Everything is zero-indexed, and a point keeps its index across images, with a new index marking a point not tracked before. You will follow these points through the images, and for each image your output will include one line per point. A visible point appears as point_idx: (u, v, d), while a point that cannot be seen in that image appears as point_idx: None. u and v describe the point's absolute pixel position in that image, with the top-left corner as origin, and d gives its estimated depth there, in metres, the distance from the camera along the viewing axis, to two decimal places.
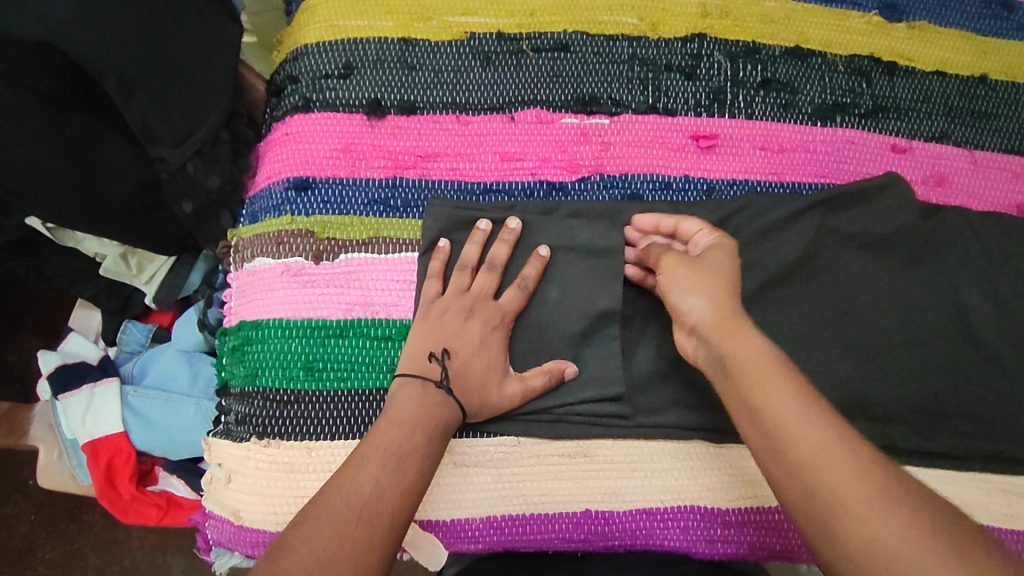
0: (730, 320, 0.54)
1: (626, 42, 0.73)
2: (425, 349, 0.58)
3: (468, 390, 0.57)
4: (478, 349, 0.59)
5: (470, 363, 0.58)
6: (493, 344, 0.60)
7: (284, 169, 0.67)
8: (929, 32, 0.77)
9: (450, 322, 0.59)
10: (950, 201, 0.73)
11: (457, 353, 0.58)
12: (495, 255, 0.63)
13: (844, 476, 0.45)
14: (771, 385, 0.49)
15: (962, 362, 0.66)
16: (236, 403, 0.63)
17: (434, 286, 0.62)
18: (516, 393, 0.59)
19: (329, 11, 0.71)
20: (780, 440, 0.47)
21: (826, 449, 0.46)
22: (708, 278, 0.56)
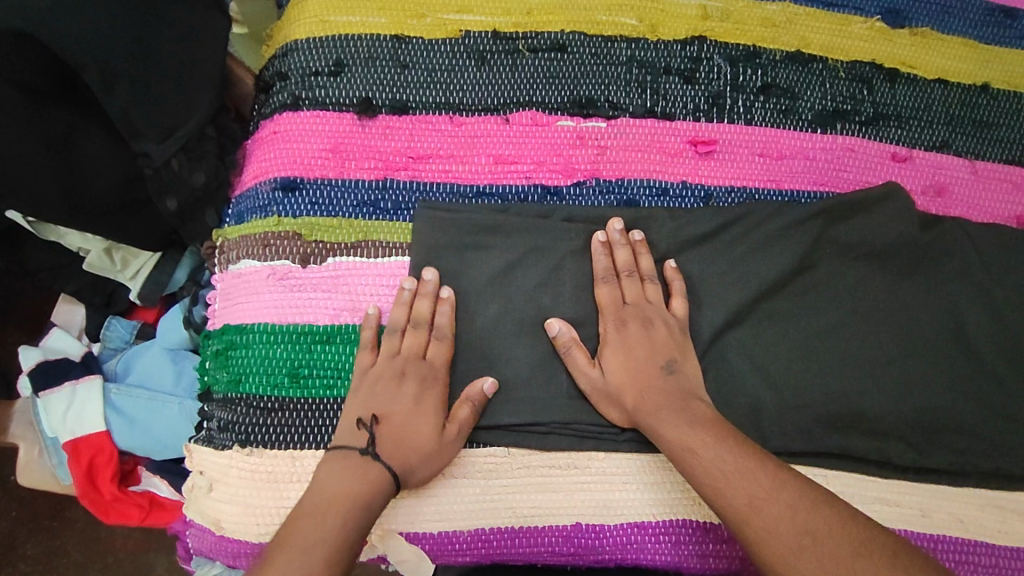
0: (640, 379, 0.59)
1: (624, 44, 0.71)
2: (353, 415, 0.57)
3: (400, 447, 0.56)
4: (410, 416, 0.57)
5: (400, 427, 0.57)
6: (427, 403, 0.58)
7: (271, 168, 0.66)
8: (931, 39, 0.76)
9: (375, 389, 0.58)
10: (949, 212, 0.72)
11: (385, 420, 0.57)
12: (420, 313, 0.60)
13: (743, 484, 0.52)
14: (669, 419, 0.57)
15: (958, 375, 0.65)
16: (219, 409, 0.62)
17: (366, 358, 0.59)
18: (455, 435, 0.58)
19: (320, 4, 0.69)
20: (684, 461, 0.55)
21: (724, 463, 0.54)
22: (619, 339, 0.60)
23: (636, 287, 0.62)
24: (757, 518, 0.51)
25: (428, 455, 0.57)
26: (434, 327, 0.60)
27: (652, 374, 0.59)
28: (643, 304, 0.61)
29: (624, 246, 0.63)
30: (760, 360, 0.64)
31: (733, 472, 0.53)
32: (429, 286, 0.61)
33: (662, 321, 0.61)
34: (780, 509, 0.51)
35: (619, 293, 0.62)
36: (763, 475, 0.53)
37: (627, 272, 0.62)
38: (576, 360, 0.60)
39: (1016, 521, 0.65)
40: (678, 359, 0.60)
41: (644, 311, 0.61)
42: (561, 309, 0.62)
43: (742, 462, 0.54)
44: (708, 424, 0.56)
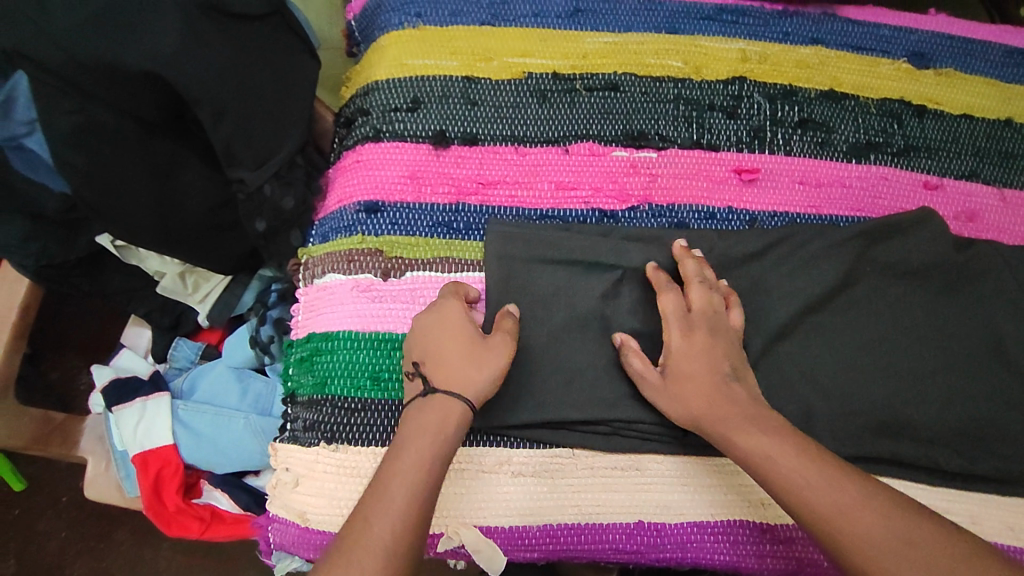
0: (709, 391, 0.60)
1: (671, 83, 0.79)
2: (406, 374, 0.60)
3: (449, 375, 0.57)
4: (440, 336, 0.59)
5: (440, 356, 0.58)
6: (454, 319, 0.61)
7: (355, 193, 0.72)
8: (954, 78, 0.82)
9: (424, 329, 0.61)
10: (980, 236, 0.76)
11: (427, 358, 0.59)
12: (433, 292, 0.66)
13: (828, 494, 0.52)
14: (743, 428, 0.58)
15: (998, 386, 0.68)
16: (304, 411, 0.67)
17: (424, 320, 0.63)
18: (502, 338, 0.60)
19: (400, 50, 0.77)
20: (759, 468, 0.56)
21: (800, 472, 0.54)
22: (683, 344, 0.63)
23: (702, 294, 0.64)
24: (842, 525, 0.51)
25: (477, 357, 0.58)
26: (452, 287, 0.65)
27: (716, 382, 0.60)
28: (710, 312, 0.64)
29: (689, 257, 0.67)
30: (808, 368, 0.68)
31: (813, 481, 0.53)
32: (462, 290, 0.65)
33: (724, 330, 0.64)
34: (864, 519, 0.51)
35: (684, 301, 0.65)
36: (840, 485, 0.53)
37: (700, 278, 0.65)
38: (635, 367, 0.63)
39: None
40: (740, 368, 0.62)
41: (708, 318, 0.64)
42: (620, 320, 0.67)
43: (813, 468, 0.54)
44: (782, 432, 0.57)
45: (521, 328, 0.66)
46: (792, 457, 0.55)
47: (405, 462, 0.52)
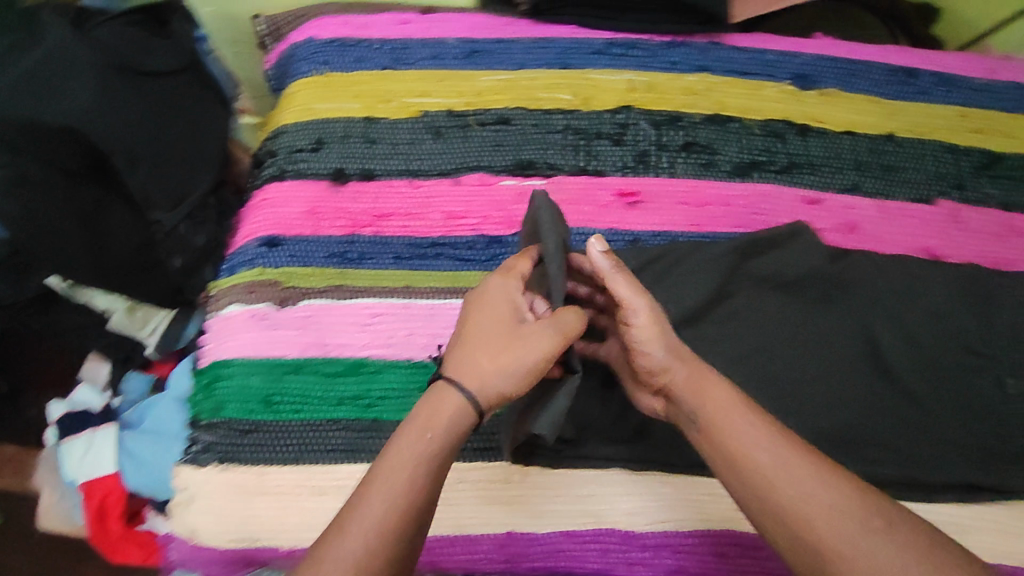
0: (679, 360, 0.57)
1: (561, 115, 0.83)
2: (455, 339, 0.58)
3: (476, 368, 0.54)
4: (519, 305, 0.58)
5: (474, 337, 0.56)
6: (506, 297, 0.59)
7: (258, 229, 0.77)
8: (838, 97, 0.85)
9: (477, 299, 0.59)
10: (862, 247, 0.79)
11: (462, 341, 0.57)
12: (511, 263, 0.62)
13: (816, 507, 0.47)
14: (731, 422, 0.53)
15: (871, 392, 0.71)
16: (203, 433, 0.70)
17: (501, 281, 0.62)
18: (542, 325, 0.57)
19: (307, 95, 0.82)
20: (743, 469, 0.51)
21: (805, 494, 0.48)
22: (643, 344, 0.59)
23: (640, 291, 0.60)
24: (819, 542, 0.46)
25: (524, 351, 0.55)
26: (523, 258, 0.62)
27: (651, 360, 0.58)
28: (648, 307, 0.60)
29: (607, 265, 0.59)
30: None
31: (805, 494, 0.48)
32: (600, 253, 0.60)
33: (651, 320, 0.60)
34: (844, 541, 0.46)
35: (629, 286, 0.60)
36: (840, 508, 0.47)
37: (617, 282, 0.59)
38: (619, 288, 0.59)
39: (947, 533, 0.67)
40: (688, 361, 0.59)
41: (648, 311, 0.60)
42: None
43: (817, 484, 0.48)
44: (790, 444, 0.51)
45: (407, 350, 0.73)
46: (807, 482, 0.48)
47: (394, 460, 0.49)
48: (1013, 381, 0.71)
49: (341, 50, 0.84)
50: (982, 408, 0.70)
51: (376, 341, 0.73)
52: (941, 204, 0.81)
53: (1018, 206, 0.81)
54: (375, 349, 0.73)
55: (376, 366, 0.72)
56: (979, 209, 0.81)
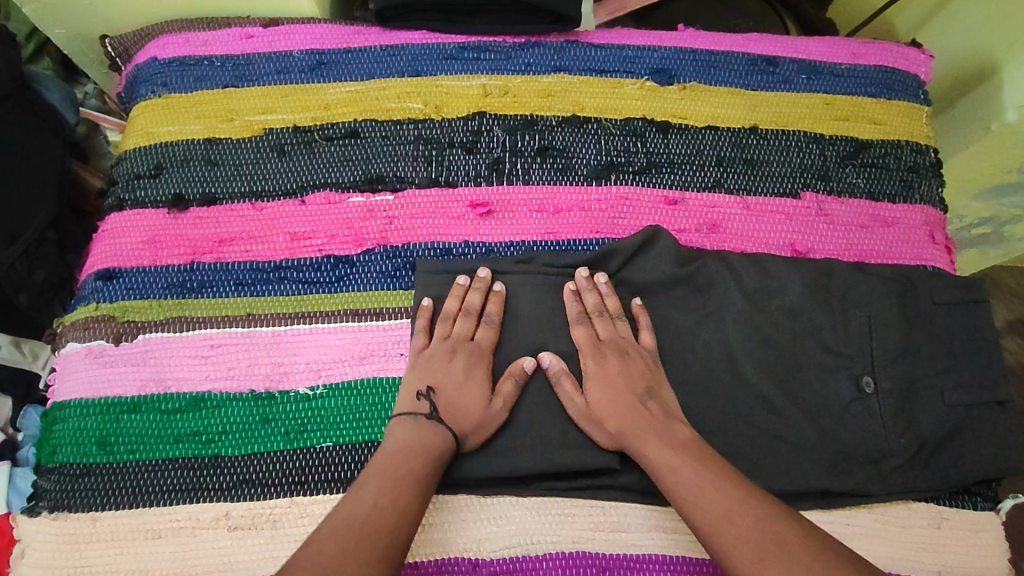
0: (622, 406, 0.67)
1: (411, 125, 0.80)
2: (412, 391, 0.67)
3: (456, 416, 0.66)
4: (462, 384, 0.67)
5: (451, 397, 0.67)
6: (477, 375, 0.68)
7: (96, 262, 0.75)
8: (699, 91, 0.83)
9: (436, 362, 0.68)
10: (722, 246, 0.76)
11: (440, 391, 0.67)
12: (471, 303, 0.71)
13: (712, 498, 0.60)
14: (646, 439, 0.65)
15: (725, 399, 0.70)
16: (40, 479, 0.68)
17: (421, 338, 0.70)
18: (502, 407, 0.67)
19: (146, 119, 0.81)
20: (664, 478, 0.63)
21: (701, 490, 0.60)
22: (598, 372, 0.69)
23: (610, 325, 0.71)
24: (727, 529, 0.58)
25: (483, 420, 0.66)
26: (482, 316, 0.71)
27: (632, 402, 0.67)
28: (617, 339, 0.70)
29: (592, 292, 0.72)
30: (531, 400, 0.69)
31: (706, 487, 0.61)
32: (481, 279, 0.72)
33: (637, 352, 0.70)
34: (749, 522, 0.58)
35: (594, 332, 0.71)
36: (738, 509, 0.59)
37: (598, 313, 0.72)
38: (564, 387, 0.68)
39: None
40: (653, 387, 0.68)
41: (619, 347, 0.70)
42: None
43: (702, 472, 0.62)
44: (685, 445, 0.64)
45: (249, 380, 0.70)
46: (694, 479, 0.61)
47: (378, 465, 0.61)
48: (871, 381, 0.69)
49: (181, 71, 0.82)
50: (839, 409, 0.69)
51: (216, 373, 0.70)
52: (807, 197, 0.79)
53: (883, 195, 0.79)
54: (215, 382, 0.70)
55: (216, 400, 0.69)
56: (844, 199, 0.79)
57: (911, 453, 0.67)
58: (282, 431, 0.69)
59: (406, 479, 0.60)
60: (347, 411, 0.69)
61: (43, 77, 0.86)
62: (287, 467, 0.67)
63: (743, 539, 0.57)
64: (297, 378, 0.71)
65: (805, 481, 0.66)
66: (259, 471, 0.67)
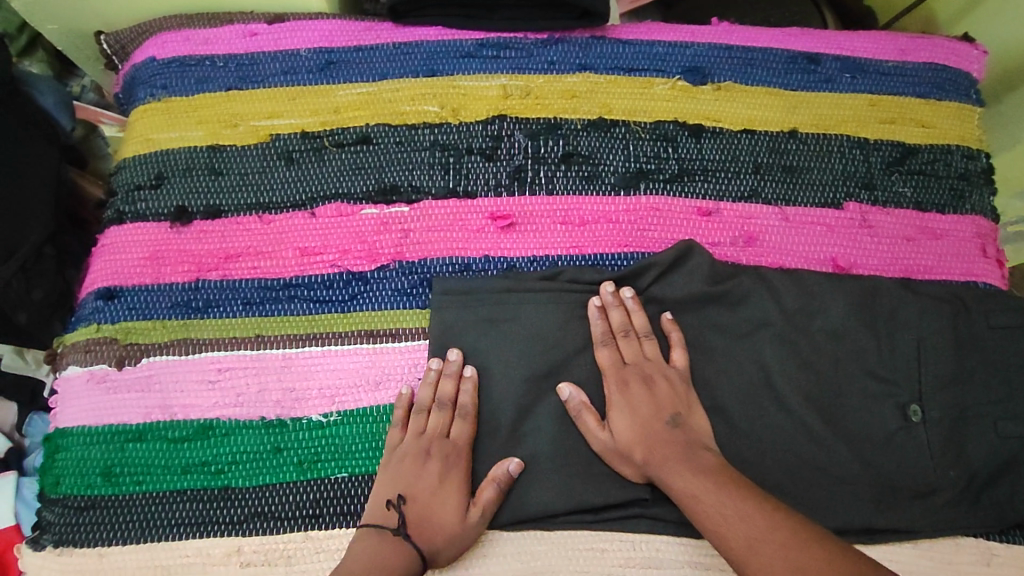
0: (648, 435, 0.63)
1: (426, 130, 0.75)
2: (382, 497, 0.62)
3: (424, 534, 0.60)
4: (435, 494, 0.62)
5: (426, 507, 0.61)
6: (451, 482, 0.62)
7: (96, 280, 0.71)
8: (735, 91, 0.77)
9: (405, 466, 0.63)
10: (760, 261, 0.72)
11: (413, 499, 0.62)
12: (443, 393, 0.65)
13: (737, 528, 0.56)
14: (672, 468, 0.61)
15: (765, 427, 0.65)
16: (44, 510, 0.65)
17: (396, 434, 0.65)
18: (478, 517, 0.61)
19: (145, 124, 0.76)
20: (690, 508, 0.59)
21: (726, 516, 0.56)
22: (623, 399, 0.64)
23: (635, 346, 0.66)
24: (754, 559, 0.54)
25: (460, 539, 0.61)
26: (457, 407, 0.65)
27: (659, 429, 0.63)
28: (642, 362, 0.66)
29: (618, 306, 0.67)
30: (557, 428, 0.65)
31: (732, 515, 0.56)
32: (453, 366, 0.66)
33: (662, 373, 0.65)
34: (773, 551, 0.53)
35: (618, 354, 0.66)
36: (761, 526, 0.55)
37: (624, 332, 0.67)
38: (587, 422, 0.64)
39: None
40: (682, 412, 0.64)
41: (643, 369, 0.65)
42: None
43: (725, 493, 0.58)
44: (712, 472, 0.59)
45: (259, 407, 0.66)
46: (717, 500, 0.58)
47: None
48: (919, 409, 0.65)
49: (181, 71, 0.77)
50: (885, 439, 0.64)
51: (225, 399, 0.67)
52: (849, 207, 0.73)
53: (932, 205, 0.74)
54: (223, 410, 0.66)
55: (225, 428, 0.66)
56: (889, 210, 0.74)
57: (962, 486, 0.63)
58: (294, 461, 0.65)
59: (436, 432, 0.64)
60: (362, 439, 0.66)
61: (37, 80, 0.83)
62: (300, 499, 0.64)
63: (769, 568, 0.53)
64: (310, 404, 0.67)
65: (849, 517, 0.62)
66: (271, 504, 0.64)
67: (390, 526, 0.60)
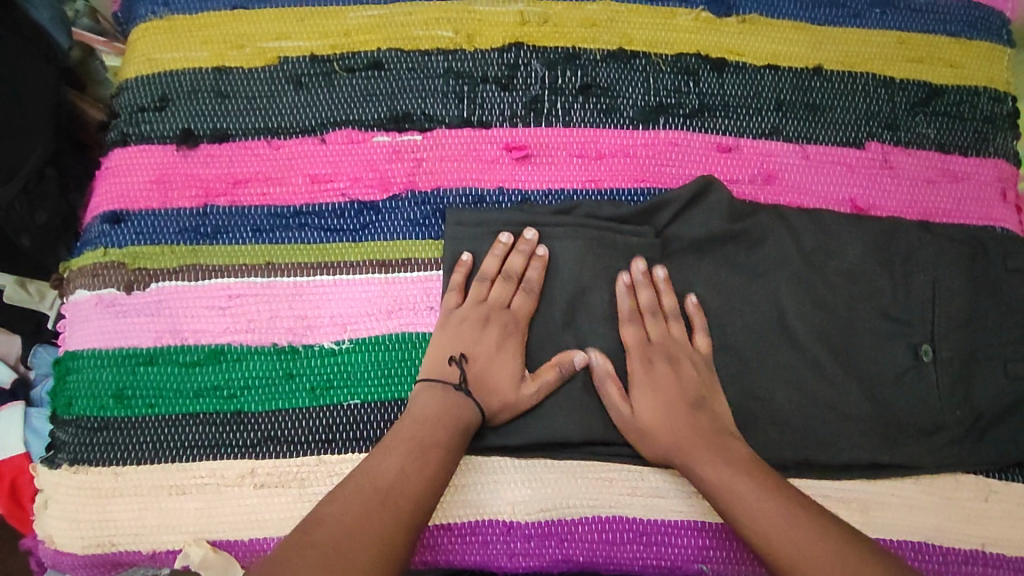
0: (673, 416, 0.62)
1: (440, 56, 0.73)
2: (444, 355, 0.63)
3: (487, 390, 0.62)
4: (493, 357, 0.64)
5: (486, 368, 0.63)
6: (509, 349, 0.64)
7: (101, 204, 0.69)
8: (759, 25, 0.75)
9: (467, 327, 0.64)
10: (777, 200, 0.71)
11: (473, 359, 0.63)
12: (512, 266, 0.66)
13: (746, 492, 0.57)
14: (695, 451, 0.60)
15: (776, 364, 0.65)
16: (56, 432, 0.66)
17: (454, 298, 0.66)
18: (533, 392, 0.63)
19: (147, 44, 0.73)
20: (702, 470, 0.59)
21: (733, 482, 0.57)
22: (649, 379, 0.63)
23: (662, 326, 0.65)
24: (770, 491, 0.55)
25: (509, 403, 0.63)
26: (523, 281, 0.66)
27: (684, 411, 0.62)
28: (668, 342, 0.65)
29: (647, 287, 0.66)
30: (568, 361, 0.65)
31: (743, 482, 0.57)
32: (528, 243, 0.67)
33: (689, 357, 0.64)
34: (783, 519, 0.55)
35: (645, 334, 0.65)
36: (782, 516, 0.55)
37: (652, 313, 0.65)
38: (610, 392, 0.63)
39: (856, 514, 0.63)
40: (706, 395, 0.63)
41: (670, 349, 0.64)
42: None
43: (755, 487, 0.57)
44: (726, 443, 0.60)
45: (268, 333, 0.66)
46: (740, 488, 0.57)
47: (416, 417, 0.60)
48: (930, 349, 0.65)
49: None
50: (894, 378, 0.65)
51: (235, 325, 0.66)
52: (872, 147, 0.72)
53: (954, 146, 0.73)
54: (234, 334, 0.66)
55: (236, 353, 0.66)
56: (911, 150, 0.72)
57: (967, 425, 0.64)
58: (306, 387, 0.65)
59: (434, 448, 0.58)
60: (373, 366, 0.66)
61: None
62: (311, 423, 0.64)
63: (775, 530, 0.54)
64: (321, 331, 0.66)
65: (856, 452, 0.63)
66: (284, 428, 0.64)
67: (425, 439, 0.58)
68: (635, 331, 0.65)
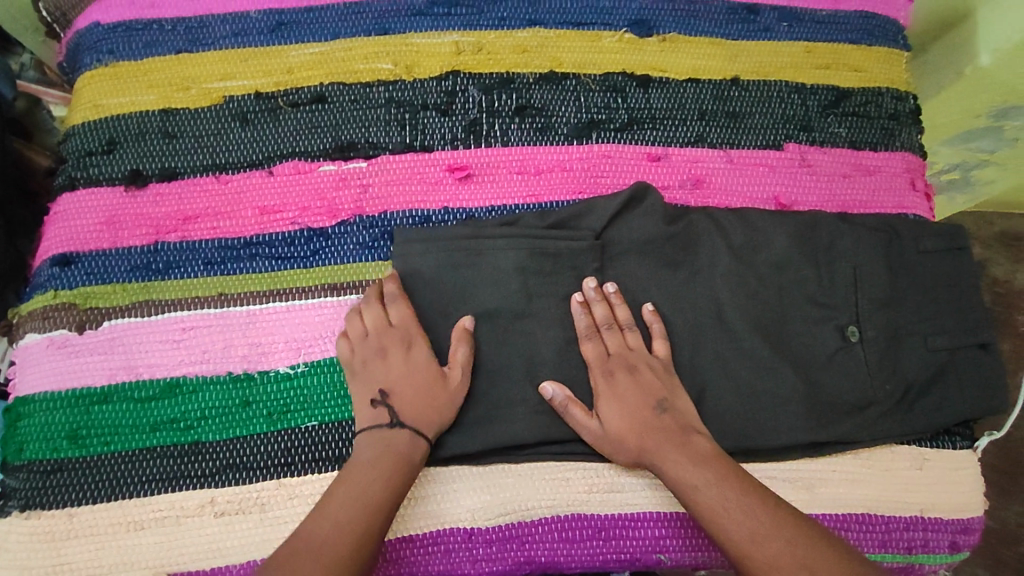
0: (641, 426, 0.64)
1: (381, 87, 0.76)
2: (364, 401, 0.64)
3: (417, 410, 0.63)
4: (405, 376, 0.64)
5: (403, 391, 0.63)
6: (415, 361, 0.65)
7: (50, 248, 0.70)
8: (679, 42, 0.80)
9: (371, 364, 0.64)
10: (707, 202, 0.75)
11: (391, 391, 0.63)
12: (387, 289, 0.66)
13: (686, 470, 0.60)
14: (669, 459, 0.61)
15: (716, 355, 0.68)
16: (7, 479, 0.65)
17: (357, 327, 0.66)
18: (461, 374, 0.65)
19: (93, 90, 0.75)
20: (686, 493, 0.60)
21: (720, 495, 0.59)
22: (609, 390, 0.65)
23: (618, 338, 0.67)
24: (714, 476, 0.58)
25: (444, 401, 0.64)
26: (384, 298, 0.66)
27: (650, 419, 0.64)
28: (625, 353, 0.67)
29: (600, 301, 0.68)
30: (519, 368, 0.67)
31: (682, 460, 0.61)
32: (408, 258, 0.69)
33: (647, 364, 0.66)
34: (714, 495, 0.59)
35: (604, 347, 0.67)
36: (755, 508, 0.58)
37: (607, 326, 0.67)
38: (576, 417, 0.64)
39: (798, 491, 0.67)
40: (668, 398, 0.65)
41: (628, 359, 0.66)
42: None
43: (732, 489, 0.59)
44: (701, 459, 0.61)
45: (224, 363, 0.67)
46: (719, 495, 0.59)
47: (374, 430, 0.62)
48: (856, 330, 0.69)
49: (128, 36, 0.76)
50: (826, 360, 0.69)
51: (190, 357, 0.67)
52: (790, 147, 0.77)
53: (865, 143, 0.79)
54: (189, 366, 0.67)
55: (192, 384, 0.66)
56: (826, 149, 0.78)
57: (897, 398, 0.68)
58: (264, 413, 0.66)
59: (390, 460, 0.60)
60: (329, 387, 0.67)
61: None
62: (270, 448, 0.65)
63: (742, 526, 0.57)
64: (276, 357, 0.68)
65: (797, 432, 0.66)
66: (242, 456, 0.65)
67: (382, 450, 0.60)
68: (593, 344, 0.67)
